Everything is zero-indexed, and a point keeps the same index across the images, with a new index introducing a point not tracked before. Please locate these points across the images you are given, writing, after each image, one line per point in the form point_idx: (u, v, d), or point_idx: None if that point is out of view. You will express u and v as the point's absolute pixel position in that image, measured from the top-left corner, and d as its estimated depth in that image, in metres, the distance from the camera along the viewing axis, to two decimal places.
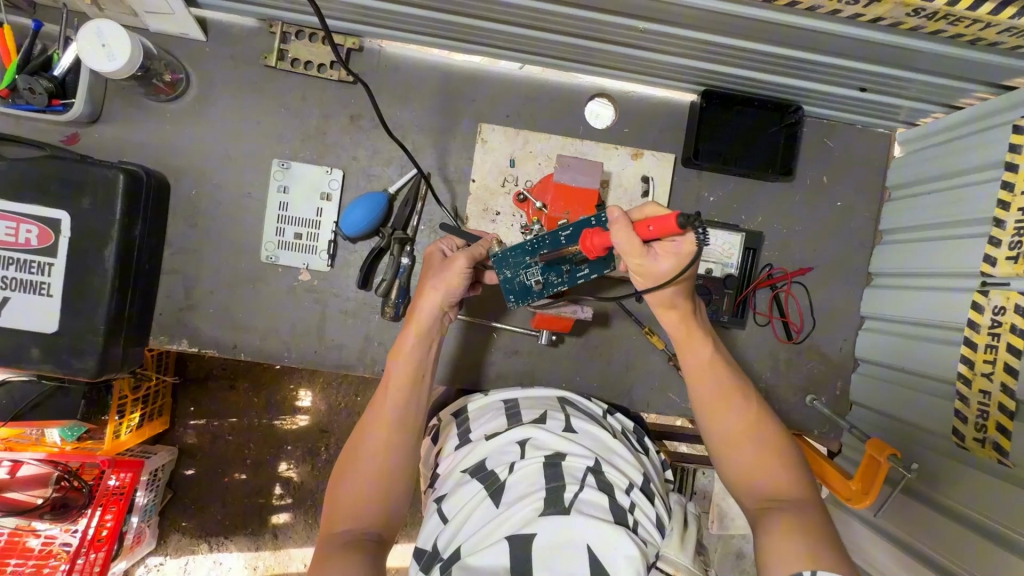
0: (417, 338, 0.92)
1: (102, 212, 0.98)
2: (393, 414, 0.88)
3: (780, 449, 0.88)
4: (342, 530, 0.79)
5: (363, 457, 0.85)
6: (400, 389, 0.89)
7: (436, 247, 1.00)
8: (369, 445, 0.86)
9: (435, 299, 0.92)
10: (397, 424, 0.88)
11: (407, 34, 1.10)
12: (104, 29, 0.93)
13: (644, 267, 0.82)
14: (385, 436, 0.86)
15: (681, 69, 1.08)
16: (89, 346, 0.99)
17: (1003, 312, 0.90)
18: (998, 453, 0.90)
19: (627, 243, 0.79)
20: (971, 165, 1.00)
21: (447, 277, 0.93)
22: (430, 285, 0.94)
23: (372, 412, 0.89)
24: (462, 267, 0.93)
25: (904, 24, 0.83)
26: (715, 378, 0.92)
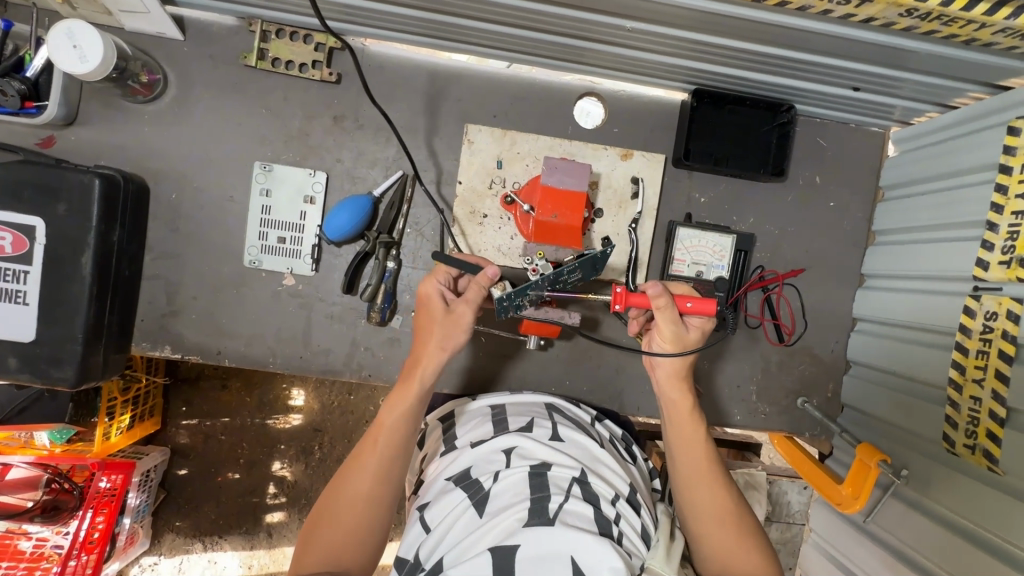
0: (415, 384, 0.90)
1: (78, 218, 0.96)
2: (381, 466, 0.85)
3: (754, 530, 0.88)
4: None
5: (345, 504, 0.83)
6: (391, 441, 0.87)
7: (438, 283, 0.95)
8: (353, 493, 0.83)
9: (440, 357, 0.91)
10: (385, 476, 0.85)
11: (391, 32, 1.07)
12: (76, 29, 0.90)
13: (675, 336, 0.92)
14: (371, 486, 0.84)
15: (672, 68, 1.06)
16: (68, 354, 0.98)
17: (995, 317, 0.89)
18: (989, 460, 0.89)
19: (669, 314, 0.89)
20: (966, 166, 0.99)
21: (453, 334, 0.91)
22: (435, 339, 0.91)
23: (359, 458, 0.86)
24: (469, 324, 0.91)
25: (897, 24, 0.80)
26: (702, 454, 0.92)
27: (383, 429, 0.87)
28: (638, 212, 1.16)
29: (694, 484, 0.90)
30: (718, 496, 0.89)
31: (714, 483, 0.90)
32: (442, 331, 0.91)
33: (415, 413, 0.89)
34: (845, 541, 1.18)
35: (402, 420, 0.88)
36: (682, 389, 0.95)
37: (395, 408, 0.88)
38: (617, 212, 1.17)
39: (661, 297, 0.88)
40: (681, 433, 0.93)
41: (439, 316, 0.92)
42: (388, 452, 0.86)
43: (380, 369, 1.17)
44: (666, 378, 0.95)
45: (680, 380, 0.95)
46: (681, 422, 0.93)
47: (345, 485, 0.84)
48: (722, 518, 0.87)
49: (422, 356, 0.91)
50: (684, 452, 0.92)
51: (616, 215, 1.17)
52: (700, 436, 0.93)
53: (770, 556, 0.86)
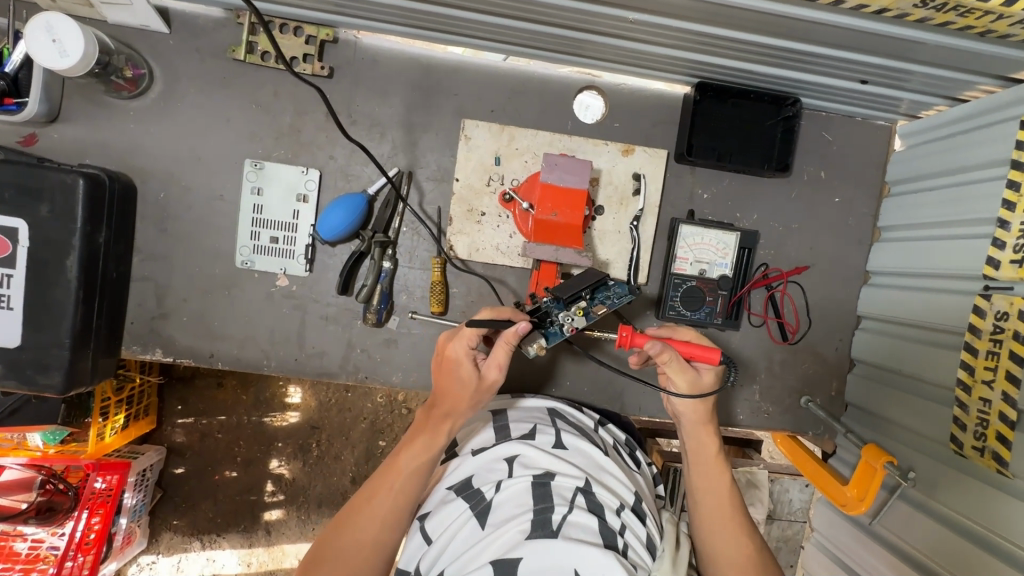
0: (437, 439, 0.87)
1: (62, 219, 0.92)
2: (392, 514, 0.83)
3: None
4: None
5: (351, 546, 0.81)
6: (406, 488, 0.84)
7: (463, 344, 0.86)
8: (360, 535, 0.81)
9: (466, 418, 0.88)
10: (395, 523, 0.83)
11: (384, 24, 1.03)
12: (55, 22, 0.87)
13: (689, 383, 0.91)
14: (379, 532, 0.82)
15: (675, 61, 1.03)
16: (55, 360, 0.95)
17: (1006, 317, 0.87)
18: (998, 463, 0.87)
19: (675, 364, 0.89)
20: (976, 162, 0.96)
21: (481, 398, 0.87)
22: (464, 400, 0.87)
23: (371, 500, 0.84)
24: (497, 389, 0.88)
25: (911, 16, 0.77)
26: (726, 501, 0.92)
27: (400, 476, 0.84)
28: (640, 209, 1.14)
29: (713, 528, 0.90)
30: (740, 544, 0.88)
31: (737, 531, 0.89)
32: (472, 395, 0.86)
33: (432, 464, 0.86)
34: (849, 541, 1.16)
35: (419, 472, 0.85)
36: (708, 435, 0.95)
37: (414, 457, 0.86)
38: (618, 209, 1.14)
39: (663, 353, 0.86)
40: (706, 478, 0.93)
41: (470, 379, 0.86)
42: (401, 499, 0.84)
43: (377, 371, 1.15)
44: (690, 425, 0.95)
45: (705, 426, 0.95)
46: (707, 467, 0.93)
47: (354, 525, 0.82)
48: (743, 567, 0.85)
49: (450, 414, 0.87)
50: (708, 497, 0.92)
51: (617, 212, 1.14)
52: (719, 479, 0.93)
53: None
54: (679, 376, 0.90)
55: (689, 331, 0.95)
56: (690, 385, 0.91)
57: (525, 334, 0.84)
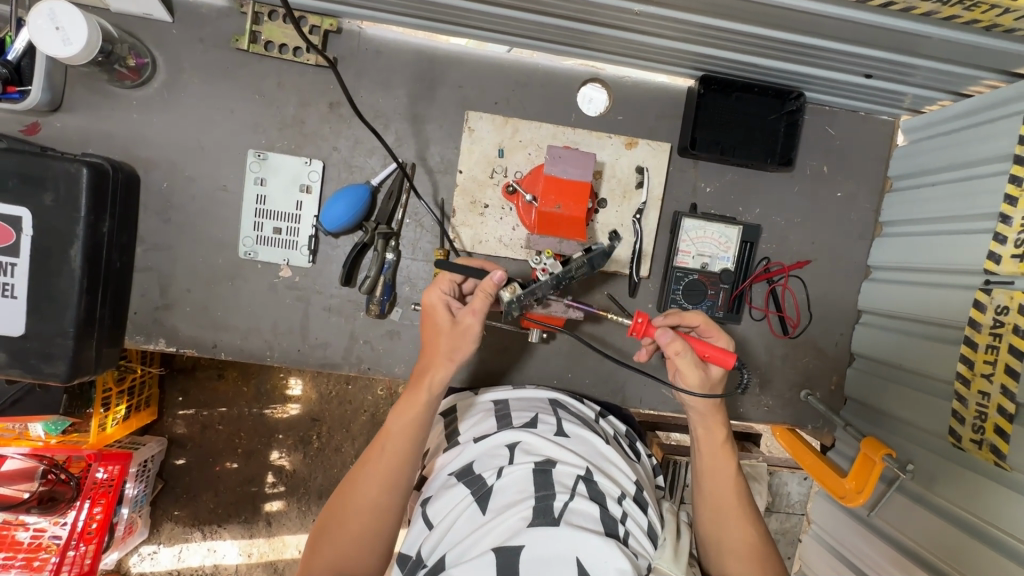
0: (425, 402, 0.88)
1: (66, 208, 0.93)
2: (389, 475, 0.84)
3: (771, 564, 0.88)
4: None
5: (352, 513, 0.82)
6: (398, 447, 0.86)
7: (439, 293, 0.91)
8: (360, 501, 0.83)
9: (447, 369, 0.88)
10: (392, 486, 0.84)
11: (389, 15, 1.03)
12: (57, 9, 0.86)
13: (702, 381, 0.91)
14: (377, 496, 0.83)
15: (680, 54, 1.03)
16: (59, 349, 0.95)
17: (1006, 312, 0.87)
18: (996, 456, 0.88)
19: (687, 358, 0.90)
20: (979, 157, 0.96)
21: (462, 346, 0.88)
22: (443, 346, 0.89)
23: (366, 466, 0.85)
24: (477, 336, 0.89)
25: (917, 9, 0.78)
26: (731, 488, 0.92)
27: (392, 437, 0.86)
28: (643, 203, 1.14)
29: (717, 515, 0.91)
30: (745, 531, 0.89)
31: (742, 519, 0.90)
32: (451, 341, 0.88)
33: (422, 421, 0.87)
34: (848, 534, 1.17)
35: (411, 431, 0.87)
36: (717, 424, 0.94)
37: (402, 417, 0.87)
38: (621, 202, 1.15)
39: (674, 342, 0.89)
40: (712, 466, 0.93)
41: (448, 325, 0.89)
42: (395, 458, 0.85)
43: (380, 362, 1.15)
44: (699, 415, 0.94)
45: (715, 418, 0.94)
46: (712, 456, 0.93)
47: (352, 492, 0.83)
48: (746, 554, 0.87)
49: (430, 368, 0.88)
50: (714, 486, 0.92)
51: (620, 206, 1.15)
52: (726, 469, 0.93)
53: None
54: (691, 373, 0.91)
55: (698, 318, 0.95)
56: (702, 381, 0.91)
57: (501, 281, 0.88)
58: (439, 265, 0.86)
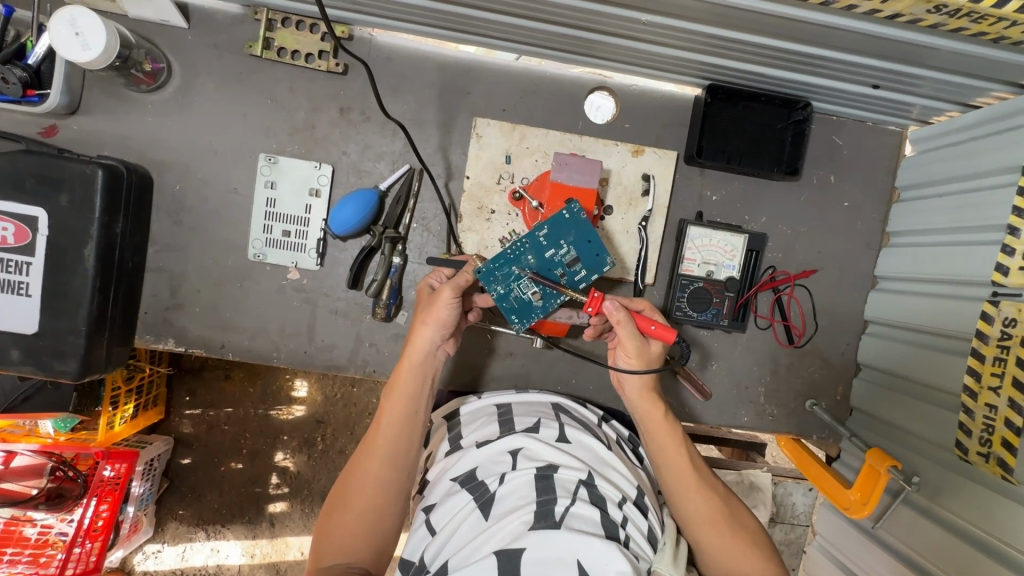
0: (410, 371, 0.93)
1: (81, 209, 0.94)
2: (385, 449, 0.88)
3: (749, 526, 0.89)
4: (331, 566, 0.80)
5: (355, 494, 0.85)
6: (393, 422, 0.90)
7: (425, 281, 1.00)
8: (362, 480, 0.86)
9: (427, 335, 0.94)
10: (390, 461, 0.87)
11: (400, 23, 1.05)
12: (78, 16, 0.89)
13: (638, 352, 0.95)
14: (377, 472, 0.86)
15: (687, 63, 1.04)
16: (71, 347, 0.97)
17: (1014, 324, 0.87)
18: (1003, 469, 0.87)
19: (631, 330, 0.93)
20: (987, 168, 0.96)
21: (434, 310, 0.93)
22: (420, 316, 0.95)
23: (365, 444, 0.89)
24: (449, 300, 0.93)
25: (924, 21, 0.78)
26: (686, 461, 0.92)
27: (384, 412, 0.90)
28: (649, 210, 1.14)
29: (683, 491, 0.90)
30: (708, 500, 0.89)
31: (701, 487, 0.90)
32: (426, 306, 0.95)
33: (412, 393, 0.92)
34: (852, 544, 1.16)
35: (402, 403, 0.91)
36: (652, 401, 0.97)
37: (393, 391, 0.92)
38: (627, 209, 1.15)
39: (619, 314, 0.92)
40: (661, 444, 0.94)
41: (424, 299, 0.97)
42: (391, 433, 0.89)
43: (385, 365, 1.16)
44: (637, 392, 0.98)
45: (650, 392, 0.97)
46: (661, 432, 0.95)
47: (354, 472, 0.87)
48: (719, 520, 0.88)
49: (412, 339, 0.94)
50: (669, 463, 0.93)
51: (626, 212, 1.15)
52: (680, 443, 0.94)
53: (768, 553, 0.86)
54: (630, 344, 0.94)
55: (641, 303, 0.97)
56: (640, 352, 0.95)
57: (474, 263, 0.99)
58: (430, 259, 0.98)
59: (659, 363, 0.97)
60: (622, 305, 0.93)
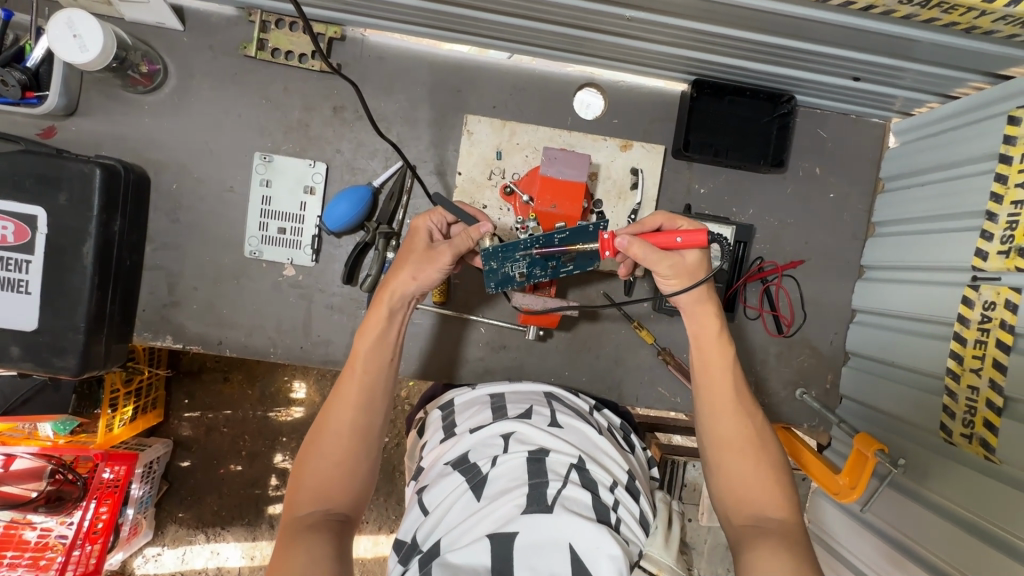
0: (386, 321, 0.93)
1: (79, 207, 0.96)
2: (360, 398, 0.89)
3: (773, 461, 0.88)
4: (307, 514, 0.81)
5: (330, 443, 0.86)
6: (367, 371, 0.90)
7: (423, 223, 0.97)
8: (335, 429, 0.87)
9: (410, 289, 0.93)
10: (363, 409, 0.89)
11: (391, 23, 1.07)
12: (76, 19, 0.91)
13: (676, 269, 0.90)
14: (351, 422, 0.87)
15: (673, 59, 1.06)
16: (70, 344, 0.98)
17: (993, 307, 0.89)
18: (986, 449, 0.90)
19: (656, 253, 0.89)
20: (966, 156, 0.98)
21: (428, 271, 0.92)
22: (407, 269, 0.93)
23: (338, 393, 0.89)
24: (446, 264, 0.92)
25: (897, 12, 0.80)
26: (728, 386, 0.91)
27: (359, 362, 0.91)
28: (637, 203, 1.17)
29: (717, 413, 0.91)
30: (742, 426, 0.90)
31: (739, 415, 0.90)
32: (416, 262, 0.93)
33: (385, 344, 0.92)
34: (844, 530, 1.18)
35: (376, 353, 0.92)
36: (710, 318, 0.93)
37: (366, 340, 0.92)
38: (616, 203, 1.17)
39: (634, 247, 0.88)
40: (708, 366, 0.92)
41: (418, 252, 0.94)
42: (365, 382, 0.90)
43: None
44: (693, 304, 0.93)
45: (708, 303, 0.93)
46: (710, 351, 0.93)
47: (328, 421, 0.88)
48: (745, 449, 0.88)
49: (391, 287, 0.93)
50: (711, 388, 0.92)
51: (615, 205, 1.17)
52: (729, 368, 0.92)
53: (788, 495, 0.86)
54: (663, 266, 0.90)
55: (657, 218, 0.95)
56: (676, 270, 0.90)
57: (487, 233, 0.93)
58: (435, 200, 0.93)
59: (704, 271, 0.92)
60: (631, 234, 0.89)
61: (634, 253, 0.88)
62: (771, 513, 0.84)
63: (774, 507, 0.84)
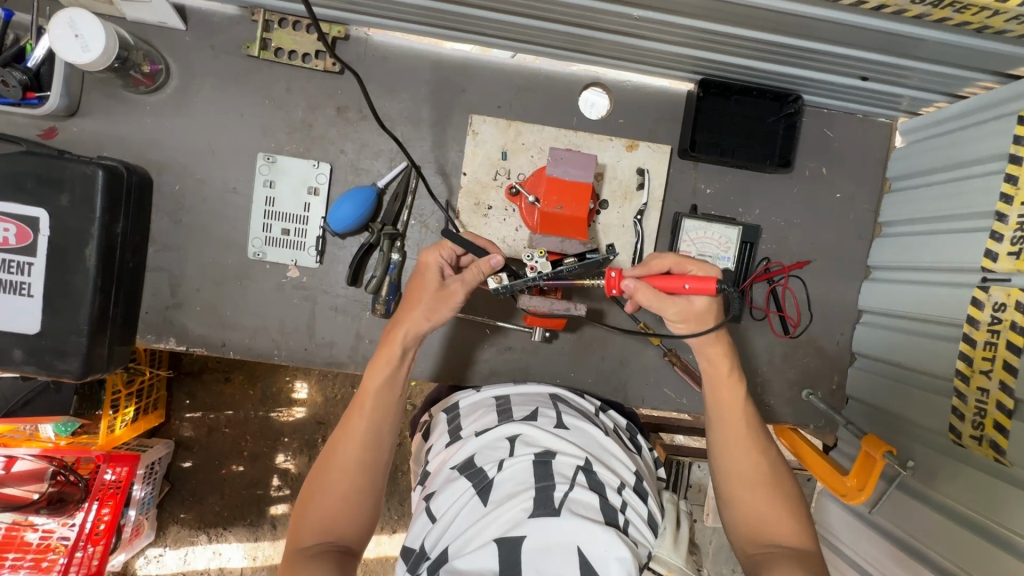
0: (397, 358, 0.92)
1: (81, 208, 0.95)
2: (367, 432, 0.89)
3: (785, 493, 0.88)
4: (310, 546, 0.81)
5: (336, 476, 0.86)
6: (376, 407, 0.90)
7: (433, 259, 0.95)
8: (341, 463, 0.87)
9: (422, 328, 0.92)
10: (371, 444, 0.89)
11: (396, 22, 1.06)
12: (78, 18, 0.90)
13: (684, 314, 0.87)
14: (358, 456, 0.87)
15: (680, 58, 1.05)
16: (73, 346, 0.97)
17: (1004, 308, 0.88)
18: (996, 451, 0.89)
19: (662, 300, 0.85)
20: (975, 157, 0.98)
21: (441, 311, 0.91)
22: (421, 309, 0.92)
23: (346, 426, 0.89)
24: (458, 304, 0.92)
25: (909, 11, 0.80)
26: (740, 419, 0.91)
27: (368, 397, 0.90)
28: (643, 203, 1.16)
29: (730, 446, 0.91)
30: (754, 459, 0.89)
31: (751, 447, 0.90)
32: (429, 302, 0.92)
33: (395, 380, 0.92)
34: (849, 531, 1.18)
35: (386, 388, 0.91)
36: (722, 356, 0.91)
37: (377, 376, 0.91)
38: (622, 203, 1.17)
39: (640, 292, 0.85)
40: (721, 397, 0.92)
41: (431, 291, 0.92)
42: (373, 418, 0.89)
43: None
44: (701, 347, 0.91)
45: (723, 346, 0.90)
46: (721, 386, 0.92)
47: (335, 453, 0.88)
48: (758, 482, 0.88)
49: (403, 325, 0.92)
50: (724, 418, 0.92)
51: (621, 206, 1.16)
52: (742, 403, 0.91)
53: (801, 526, 0.86)
54: (671, 311, 0.87)
55: (667, 258, 0.90)
56: (685, 314, 0.87)
57: (499, 267, 0.92)
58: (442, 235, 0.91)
59: (715, 314, 0.88)
60: (638, 278, 0.86)
61: (639, 298, 0.86)
62: (784, 542, 0.84)
63: (786, 538, 0.84)
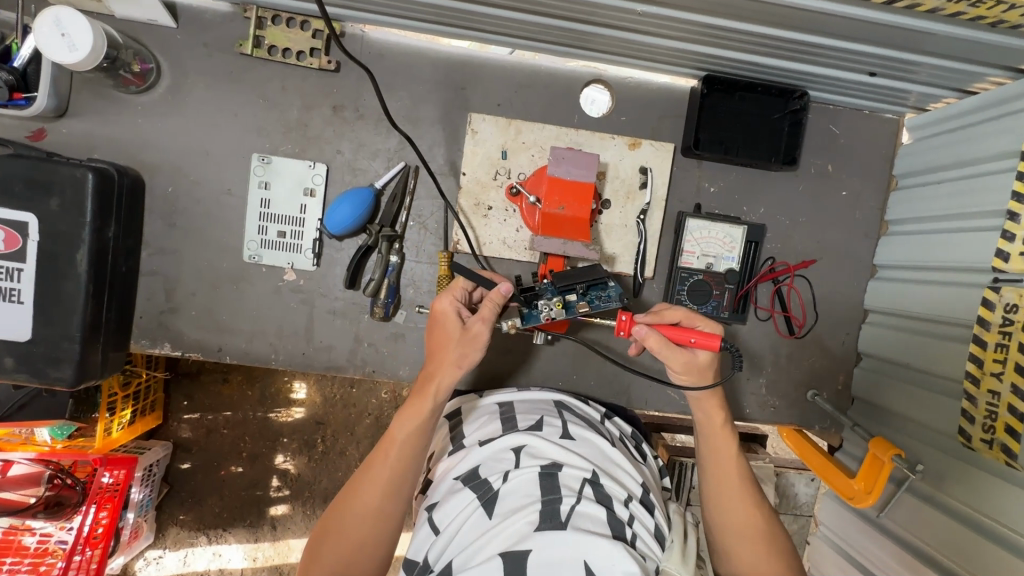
0: (429, 408, 0.89)
1: (72, 213, 0.93)
2: (391, 480, 0.86)
3: (782, 549, 0.88)
4: None
5: (354, 520, 0.84)
6: (402, 455, 0.87)
7: (450, 300, 0.94)
8: (360, 507, 0.84)
9: (453, 375, 0.90)
10: (393, 492, 0.86)
11: (392, 18, 1.03)
12: (64, 17, 0.87)
13: (688, 366, 0.91)
14: (379, 504, 0.85)
15: (684, 54, 1.03)
16: (65, 353, 0.95)
17: (1016, 309, 0.87)
18: (1007, 455, 0.87)
19: (669, 349, 0.89)
20: (985, 154, 0.96)
21: (470, 353, 0.90)
22: (450, 357, 0.90)
23: (369, 471, 0.87)
24: (485, 344, 0.91)
25: (923, 6, 0.78)
26: (733, 473, 0.93)
27: (395, 444, 0.87)
28: (647, 203, 1.14)
29: (723, 500, 0.92)
30: (747, 513, 0.90)
31: (744, 502, 0.91)
32: (457, 346, 0.90)
33: (425, 429, 0.89)
34: (855, 533, 1.16)
35: (415, 437, 0.88)
36: (716, 408, 0.94)
37: (406, 424, 0.88)
38: (625, 203, 1.15)
39: (650, 337, 0.89)
40: (715, 448, 0.94)
41: (456, 335, 0.91)
42: (398, 467, 0.86)
43: (385, 365, 1.15)
44: (697, 401, 0.95)
45: (717, 401, 0.94)
46: (714, 438, 0.94)
47: (355, 498, 0.85)
48: (751, 537, 0.89)
49: (437, 373, 0.90)
50: (717, 470, 0.93)
51: (624, 206, 1.15)
52: (734, 455, 0.94)
53: None
54: (676, 361, 0.91)
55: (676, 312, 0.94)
56: (687, 366, 0.91)
57: (509, 293, 0.93)
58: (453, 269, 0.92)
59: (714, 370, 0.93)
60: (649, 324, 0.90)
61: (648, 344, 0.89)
62: None
63: None
